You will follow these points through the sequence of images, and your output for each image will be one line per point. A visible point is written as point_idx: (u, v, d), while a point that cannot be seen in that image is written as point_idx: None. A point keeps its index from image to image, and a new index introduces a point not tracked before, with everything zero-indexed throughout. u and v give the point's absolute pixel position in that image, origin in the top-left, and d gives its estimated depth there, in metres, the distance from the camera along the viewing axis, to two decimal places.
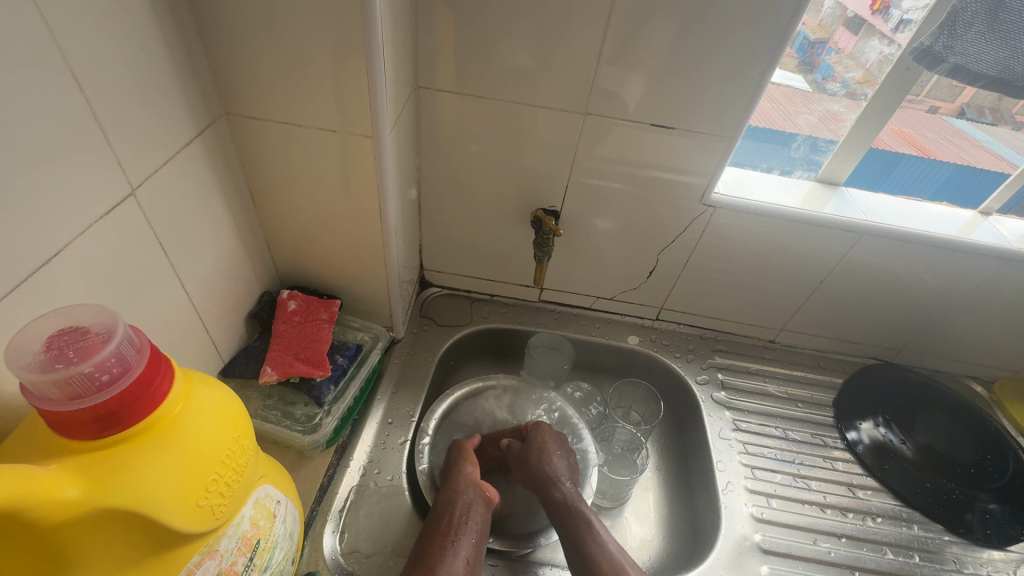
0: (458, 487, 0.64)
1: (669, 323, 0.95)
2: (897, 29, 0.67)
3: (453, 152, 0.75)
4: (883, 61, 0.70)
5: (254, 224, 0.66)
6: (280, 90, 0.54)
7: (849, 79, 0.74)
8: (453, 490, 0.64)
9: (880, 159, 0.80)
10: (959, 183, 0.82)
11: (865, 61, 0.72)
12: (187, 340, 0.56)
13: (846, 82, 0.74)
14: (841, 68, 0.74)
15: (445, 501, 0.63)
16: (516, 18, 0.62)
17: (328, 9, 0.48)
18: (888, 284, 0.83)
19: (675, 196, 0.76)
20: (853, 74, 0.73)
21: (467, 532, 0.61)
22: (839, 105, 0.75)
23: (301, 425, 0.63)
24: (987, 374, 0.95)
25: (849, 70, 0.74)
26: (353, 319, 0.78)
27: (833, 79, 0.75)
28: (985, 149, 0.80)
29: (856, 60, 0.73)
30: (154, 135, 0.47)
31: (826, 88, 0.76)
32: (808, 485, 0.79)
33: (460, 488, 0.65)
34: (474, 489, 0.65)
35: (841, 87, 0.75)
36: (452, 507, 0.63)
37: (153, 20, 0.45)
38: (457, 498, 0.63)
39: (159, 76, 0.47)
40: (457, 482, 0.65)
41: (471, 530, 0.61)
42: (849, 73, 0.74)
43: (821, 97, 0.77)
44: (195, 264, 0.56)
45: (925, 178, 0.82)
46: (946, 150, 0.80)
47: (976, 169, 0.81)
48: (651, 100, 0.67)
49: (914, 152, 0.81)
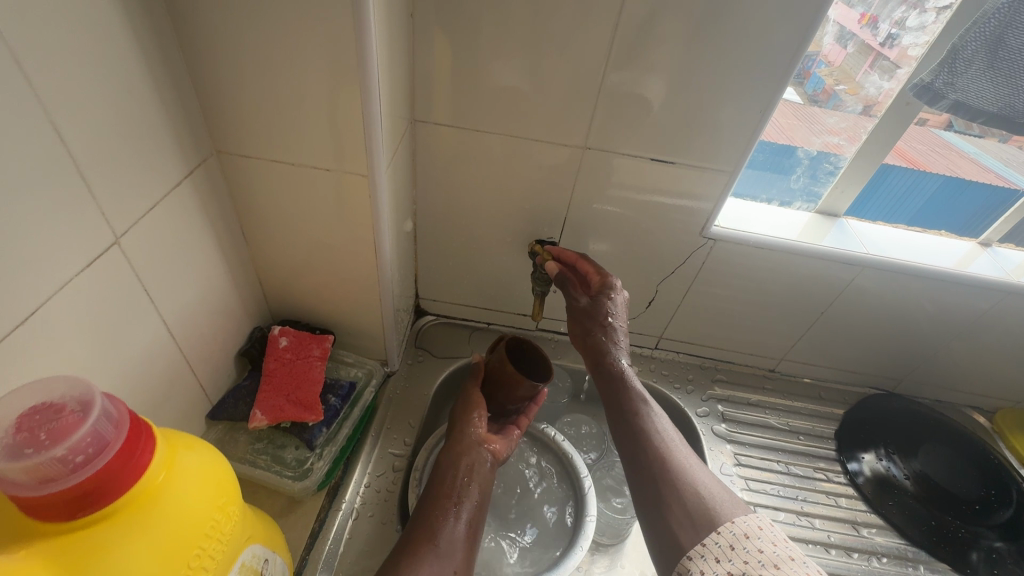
0: (462, 449, 0.67)
1: (668, 352, 0.93)
2: (886, 44, 0.67)
3: (450, 183, 0.74)
4: (873, 74, 0.69)
5: (246, 259, 0.64)
6: (273, 129, 0.53)
7: (839, 93, 0.72)
8: (456, 451, 0.67)
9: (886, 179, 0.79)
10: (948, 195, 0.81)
11: (854, 74, 0.71)
12: (172, 385, 0.54)
13: (835, 95, 0.73)
14: (831, 81, 0.72)
15: (449, 464, 0.66)
16: (515, 52, 0.62)
17: (323, 50, 0.47)
18: (889, 315, 0.83)
19: (678, 225, 0.75)
20: (843, 89, 0.72)
21: (469, 495, 0.63)
22: (835, 121, 0.74)
23: (291, 471, 0.61)
24: (987, 405, 0.94)
25: (836, 82, 0.72)
26: (346, 354, 0.76)
27: (824, 93, 0.73)
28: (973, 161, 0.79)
29: (846, 74, 0.71)
30: (141, 181, 0.46)
31: (816, 100, 0.74)
32: (811, 524, 0.77)
33: (462, 449, 0.67)
34: (476, 447, 0.67)
35: (829, 100, 0.73)
36: (454, 470, 0.65)
37: (141, 65, 0.44)
38: (458, 460, 0.66)
39: (147, 120, 0.46)
40: (462, 444, 0.67)
41: (471, 491, 0.63)
42: (839, 86, 0.72)
43: (813, 111, 0.74)
44: (182, 307, 0.54)
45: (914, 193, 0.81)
46: (935, 162, 0.78)
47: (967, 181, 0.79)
48: (650, 132, 0.67)
49: (903, 165, 0.77)
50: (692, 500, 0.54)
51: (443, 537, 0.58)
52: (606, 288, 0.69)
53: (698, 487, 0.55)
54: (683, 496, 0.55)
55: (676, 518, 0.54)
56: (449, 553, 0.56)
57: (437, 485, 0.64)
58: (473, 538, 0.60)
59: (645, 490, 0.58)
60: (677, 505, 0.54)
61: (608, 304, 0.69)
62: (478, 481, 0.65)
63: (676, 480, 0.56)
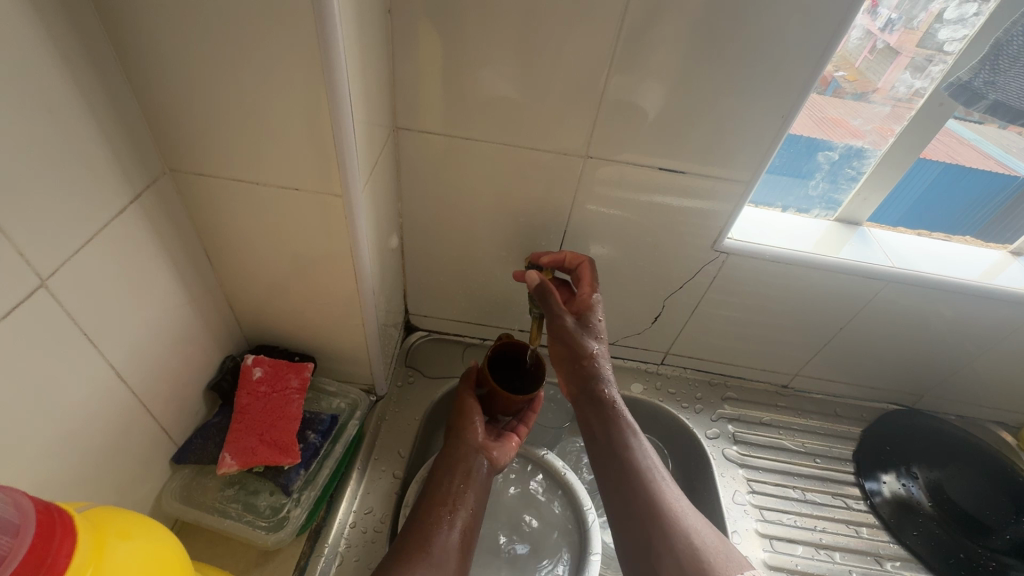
0: (460, 454, 0.63)
1: (675, 368, 0.88)
2: (885, 28, 0.60)
3: (438, 194, 0.68)
4: (872, 59, 0.62)
5: (213, 285, 0.58)
6: (231, 146, 0.47)
7: (838, 80, 0.63)
8: (453, 455, 0.64)
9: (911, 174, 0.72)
10: (947, 184, 0.73)
11: (853, 60, 0.62)
12: (124, 432, 0.49)
13: (835, 81, 0.64)
14: (830, 69, 0.62)
15: (445, 468, 0.63)
16: (505, 51, 0.55)
17: (282, 54, 0.41)
18: (912, 331, 0.78)
19: (687, 239, 0.70)
20: (842, 75, 0.63)
21: (465, 502, 0.60)
22: (835, 109, 0.66)
23: (264, 521, 0.56)
24: (1013, 420, 0.89)
25: (835, 68, 0.62)
26: (329, 381, 0.70)
27: (824, 81, 0.63)
28: (974, 149, 0.71)
29: (845, 59, 0.62)
30: (75, 211, 0.40)
31: (816, 89, 0.63)
32: (832, 558, 0.72)
33: (459, 454, 0.63)
34: (474, 451, 0.64)
35: (828, 87, 0.64)
36: (451, 474, 0.62)
37: (67, 78, 0.38)
38: (456, 465, 0.63)
39: (80, 142, 0.40)
40: (458, 448, 0.64)
41: (467, 498, 0.61)
42: (838, 73, 0.63)
43: (813, 101, 0.65)
44: (133, 346, 0.48)
45: (912, 180, 0.73)
46: (935, 150, 0.70)
47: (967, 169, 0.72)
48: (656, 139, 0.61)
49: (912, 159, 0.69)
50: (684, 550, 0.55)
51: (435, 545, 0.55)
52: (590, 307, 0.65)
53: (690, 536, 0.56)
54: (675, 544, 0.55)
55: (663, 567, 0.55)
56: (442, 563, 0.54)
57: (432, 489, 0.61)
58: (466, 550, 0.57)
59: (633, 534, 0.58)
60: (667, 556, 0.55)
61: (590, 323, 0.65)
62: (473, 487, 0.62)
63: (667, 525, 0.57)
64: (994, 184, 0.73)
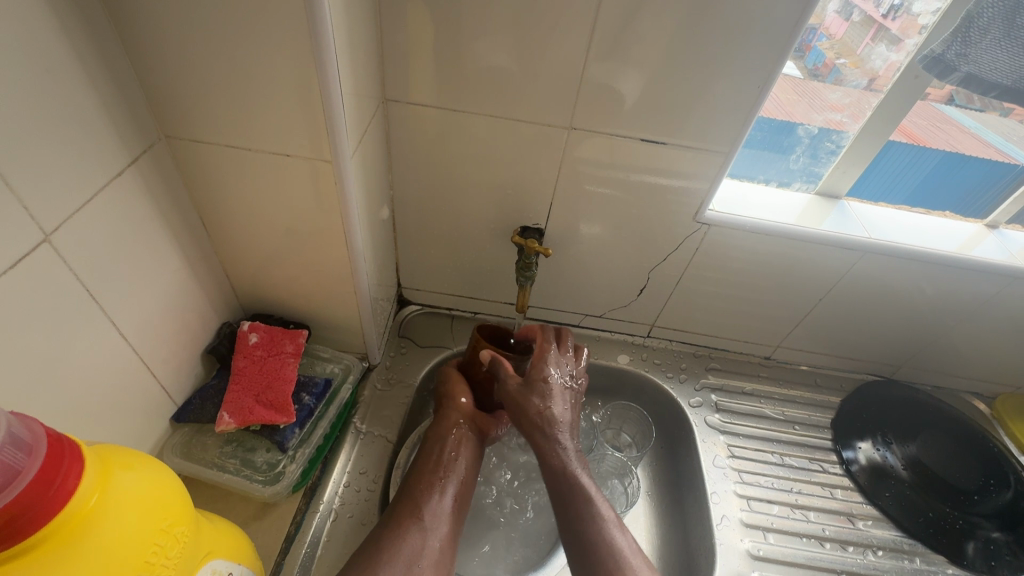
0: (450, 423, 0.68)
1: (661, 340, 0.91)
2: (886, 15, 0.63)
3: (428, 166, 0.70)
4: (874, 46, 0.65)
5: (208, 252, 0.60)
6: (223, 112, 0.48)
7: (840, 67, 0.68)
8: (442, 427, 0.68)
9: (899, 153, 0.73)
10: (946, 171, 0.76)
11: (855, 47, 0.66)
12: (125, 388, 0.51)
13: (835, 68, 0.68)
14: (832, 56, 0.67)
15: (435, 438, 0.67)
16: (493, 20, 0.56)
17: (271, 20, 0.42)
18: (889, 301, 0.80)
19: (669, 209, 0.71)
20: (846, 62, 0.67)
21: (456, 469, 0.65)
22: (835, 95, 0.70)
23: (261, 475, 0.59)
24: (987, 391, 0.92)
25: (837, 55, 0.67)
26: (322, 349, 0.73)
27: (823, 67, 0.68)
28: (974, 137, 0.74)
29: (847, 47, 0.66)
30: (73, 171, 0.42)
31: (815, 75, 0.69)
32: (806, 517, 0.75)
33: (450, 425, 0.68)
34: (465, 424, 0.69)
35: (829, 74, 0.69)
36: (441, 444, 0.66)
37: (65, 41, 0.39)
38: (446, 436, 0.67)
39: (77, 104, 0.41)
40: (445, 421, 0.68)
41: (458, 465, 0.65)
42: (839, 58, 0.67)
43: (813, 85, 0.70)
44: (133, 305, 0.50)
45: (912, 167, 0.76)
46: (935, 137, 0.72)
47: (966, 157, 0.74)
48: (639, 111, 0.62)
49: (902, 141, 0.72)
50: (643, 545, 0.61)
51: (427, 510, 0.59)
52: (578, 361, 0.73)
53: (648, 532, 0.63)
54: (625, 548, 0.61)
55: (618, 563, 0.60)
56: (433, 526, 0.58)
57: (422, 459, 0.65)
58: (456, 511, 0.62)
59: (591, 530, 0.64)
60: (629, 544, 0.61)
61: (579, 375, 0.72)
62: (463, 457, 0.66)
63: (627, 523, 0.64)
64: (993, 170, 0.75)
